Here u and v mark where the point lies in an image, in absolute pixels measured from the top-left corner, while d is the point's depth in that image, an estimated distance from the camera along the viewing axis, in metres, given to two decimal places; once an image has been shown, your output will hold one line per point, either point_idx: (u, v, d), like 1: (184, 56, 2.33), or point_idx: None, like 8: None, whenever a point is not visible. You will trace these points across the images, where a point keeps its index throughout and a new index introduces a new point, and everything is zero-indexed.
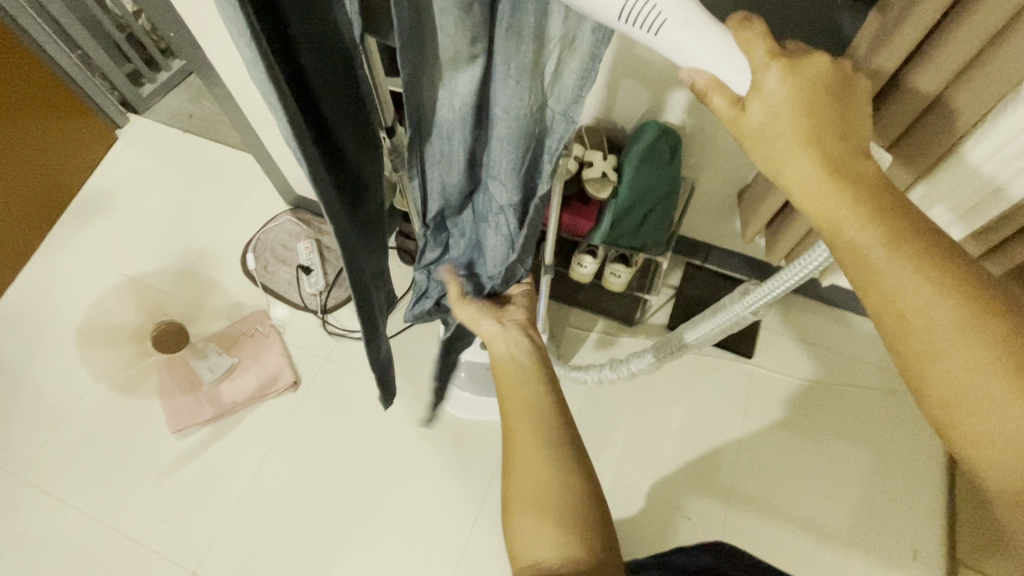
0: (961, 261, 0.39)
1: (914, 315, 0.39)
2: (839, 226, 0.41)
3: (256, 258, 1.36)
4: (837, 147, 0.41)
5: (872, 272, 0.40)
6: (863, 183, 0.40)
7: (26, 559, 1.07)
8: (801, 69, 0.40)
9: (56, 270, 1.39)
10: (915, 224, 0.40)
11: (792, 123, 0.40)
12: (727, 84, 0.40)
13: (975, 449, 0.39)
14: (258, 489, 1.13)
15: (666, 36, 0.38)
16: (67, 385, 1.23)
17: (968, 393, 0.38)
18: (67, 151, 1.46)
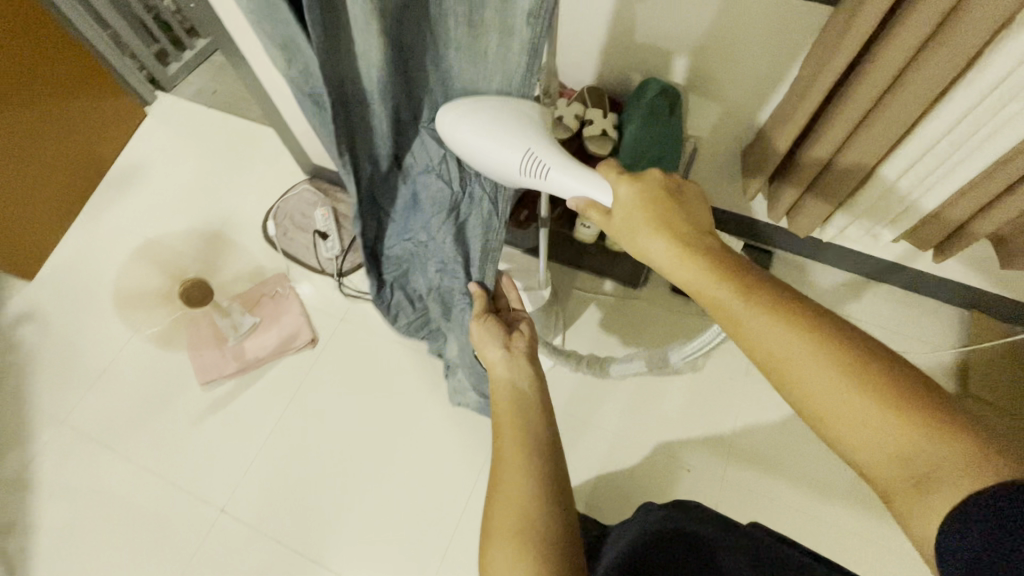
0: (806, 304, 0.47)
1: (788, 362, 0.45)
2: (702, 292, 0.51)
3: (276, 225, 1.42)
4: (683, 232, 0.54)
5: (735, 324, 0.48)
6: (712, 259, 0.51)
7: (67, 496, 1.17)
8: (642, 180, 0.58)
9: (94, 237, 1.49)
10: (754, 281, 0.49)
11: (639, 214, 0.56)
12: (596, 200, 0.60)
13: (855, 454, 0.43)
14: (278, 436, 1.21)
15: (552, 178, 0.61)
16: (103, 341, 1.33)
17: (837, 411, 0.42)
18: (101, 126, 1.56)
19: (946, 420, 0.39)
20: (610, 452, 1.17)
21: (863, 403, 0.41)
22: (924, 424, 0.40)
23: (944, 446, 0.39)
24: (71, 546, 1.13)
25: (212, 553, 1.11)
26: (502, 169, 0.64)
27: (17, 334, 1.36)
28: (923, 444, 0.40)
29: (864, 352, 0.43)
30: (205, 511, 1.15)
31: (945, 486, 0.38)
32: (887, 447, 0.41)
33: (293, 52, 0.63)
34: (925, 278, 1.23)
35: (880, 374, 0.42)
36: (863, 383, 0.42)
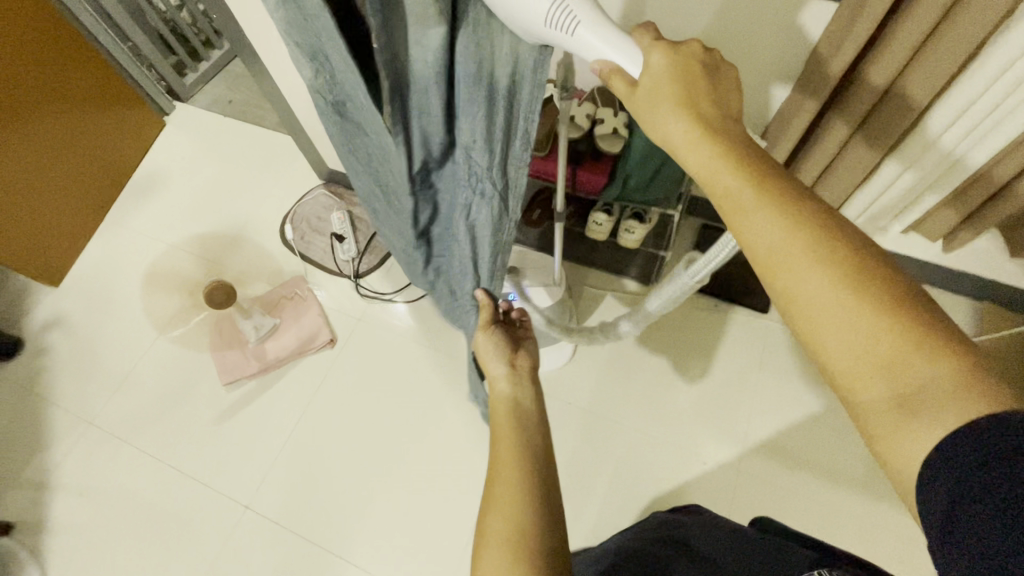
0: (817, 205, 0.43)
1: (778, 252, 0.42)
2: (711, 178, 0.46)
3: (294, 229, 1.46)
4: (707, 112, 0.48)
5: (740, 217, 0.44)
6: (731, 142, 0.46)
7: (96, 494, 1.21)
8: (678, 52, 0.48)
9: (118, 244, 1.53)
10: (770, 172, 0.45)
11: (655, 93, 0.48)
12: (625, 69, 0.49)
13: (838, 368, 0.41)
14: (300, 433, 1.23)
15: (581, 38, 0.47)
16: (128, 343, 1.37)
17: (828, 321, 0.40)
18: (124, 135, 1.60)
19: (945, 341, 0.37)
20: (627, 446, 1.18)
21: (859, 317, 0.39)
22: (921, 343, 0.37)
23: (937, 367, 0.37)
24: (102, 544, 1.16)
25: (239, 548, 1.14)
26: (520, 17, 0.47)
27: (45, 338, 1.40)
28: (907, 356, 0.38)
29: (869, 262, 0.40)
30: (231, 508, 1.17)
31: (930, 406, 0.37)
32: (876, 362, 0.39)
33: (319, 61, 0.59)
34: (936, 269, 1.24)
35: (884, 287, 0.39)
36: (865, 295, 0.39)
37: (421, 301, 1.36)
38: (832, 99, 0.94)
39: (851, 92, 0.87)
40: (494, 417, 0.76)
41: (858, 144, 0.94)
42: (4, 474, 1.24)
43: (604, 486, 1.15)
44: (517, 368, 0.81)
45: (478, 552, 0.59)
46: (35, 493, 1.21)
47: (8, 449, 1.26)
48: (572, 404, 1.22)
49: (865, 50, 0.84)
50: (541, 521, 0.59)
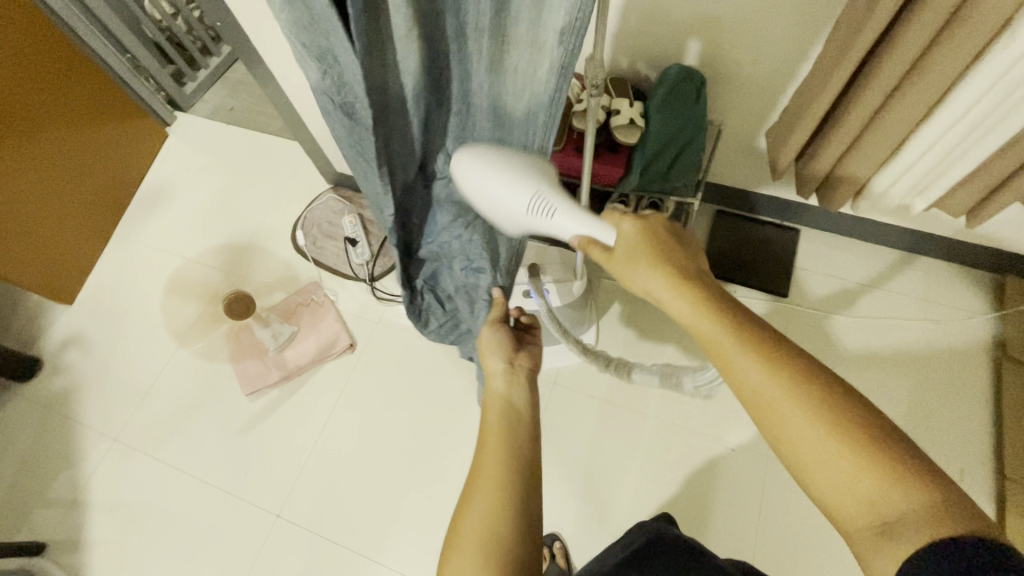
0: (794, 348, 0.46)
1: (761, 397, 0.44)
2: (692, 323, 0.49)
3: (305, 234, 1.45)
4: (681, 263, 0.52)
5: (722, 357, 0.47)
6: (704, 290, 0.50)
7: (124, 511, 1.21)
8: (646, 224, 0.56)
9: (129, 258, 1.52)
10: (747, 317, 0.48)
11: (630, 251, 0.54)
12: (597, 237, 0.58)
13: (827, 498, 0.42)
14: (326, 439, 1.23)
15: (558, 221, 0.60)
16: (147, 358, 1.36)
17: (812, 456, 0.42)
18: (127, 149, 1.59)
19: (922, 473, 0.38)
20: (656, 437, 1.17)
21: (837, 450, 0.41)
22: (898, 477, 0.39)
23: (912, 499, 0.38)
24: (132, 560, 1.16)
25: (272, 557, 1.14)
26: (505, 210, 0.62)
27: (63, 357, 1.39)
28: (891, 497, 0.38)
29: (843, 400, 0.42)
30: (261, 517, 1.17)
31: (910, 533, 0.37)
32: (857, 493, 0.40)
33: (327, 62, 0.59)
34: (954, 244, 1.23)
35: (860, 421, 0.41)
36: (841, 430, 0.41)
37: None
38: (827, 118, 0.96)
39: (845, 109, 0.89)
40: (485, 415, 0.70)
41: (861, 151, 0.94)
42: (32, 495, 1.24)
43: (635, 479, 1.14)
44: (518, 368, 0.75)
45: (446, 560, 0.57)
46: (65, 512, 1.21)
47: (34, 469, 1.26)
48: (598, 398, 1.22)
49: (848, 83, 0.88)
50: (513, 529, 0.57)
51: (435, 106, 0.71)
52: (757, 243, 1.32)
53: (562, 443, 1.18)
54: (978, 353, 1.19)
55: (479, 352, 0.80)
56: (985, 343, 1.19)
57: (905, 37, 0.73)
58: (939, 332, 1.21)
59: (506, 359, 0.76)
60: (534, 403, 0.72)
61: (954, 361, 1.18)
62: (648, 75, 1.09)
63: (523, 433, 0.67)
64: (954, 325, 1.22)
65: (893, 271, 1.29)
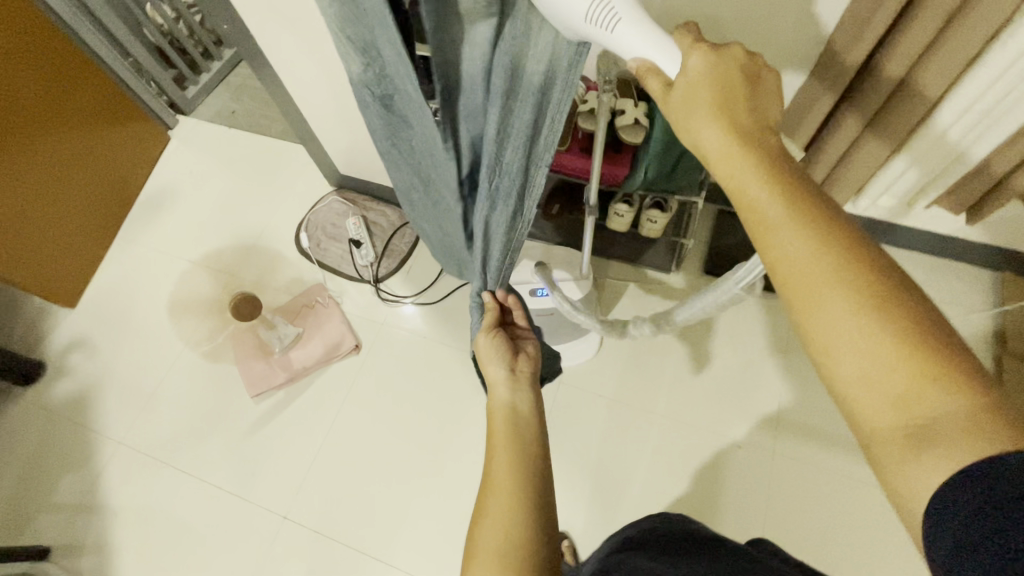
0: (847, 227, 0.43)
1: (800, 269, 0.42)
2: (738, 185, 0.46)
3: (309, 236, 1.45)
4: (743, 121, 0.47)
5: (765, 233, 0.44)
6: (763, 150, 0.46)
7: (131, 514, 1.20)
8: (720, 54, 0.48)
9: (132, 261, 1.52)
10: (804, 192, 0.44)
11: (690, 95, 0.48)
12: (661, 68, 0.49)
13: (848, 390, 0.41)
14: (332, 440, 1.23)
15: (620, 35, 0.48)
16: (152, 361, 1.36)
17: (844, 339, 0.40)
18: (128, 153, 1.59)
19: (962, 367, 0.37)
20: (662, 435, 1.17)
21: (875, 338, 0.39)
22: (938, 369, 0.37)
23: (947, 394, 0.37)
24: (139, 562, 1.15)
25: (280, 558, 1.14)
26: (560, 13, 0.47)
27: (67, 361, 1.39)
28: (924, 389, 0.37)
29: (893, 288, 0.40)
30: (268, 519, 1.17)
31: (939, 430, 0.36)
32: (888, 385, 0.39)
33: (370, 55, 0.59)
34: (954, 241, 1.25)
35: (904, 309, 0.39)
36: (883, 318, 0.39)
37: (443, 302, 1.36)
38: (833, 111, 0.98)
39: (857, 95, 0.90)
40: (491, 424, 0.71)
41: (869, 142, 0.96)
42: (36, 499, 1.23)
43: (642, 477, 1.14)
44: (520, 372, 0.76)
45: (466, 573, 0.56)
46: (70, 515, 1.21)
47: (39, 473, 1.26)
48: (603, 396, 1.22)
49: (860, 71, 0.89)
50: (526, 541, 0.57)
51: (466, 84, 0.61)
52: None
53: (568, 441, 1.19)
54: (978, 348, 1.20)
55: (477, 362, 0.80)
56: (985, 338, 1.21)
57: (921, 19, 0.75)
58: None
59: (507, 364, 0.77)
60: (539, 413, 0.74)
61: None
62: None
63: (529, 442, 0.68)
64: (954, 320, 1.23)
65: None
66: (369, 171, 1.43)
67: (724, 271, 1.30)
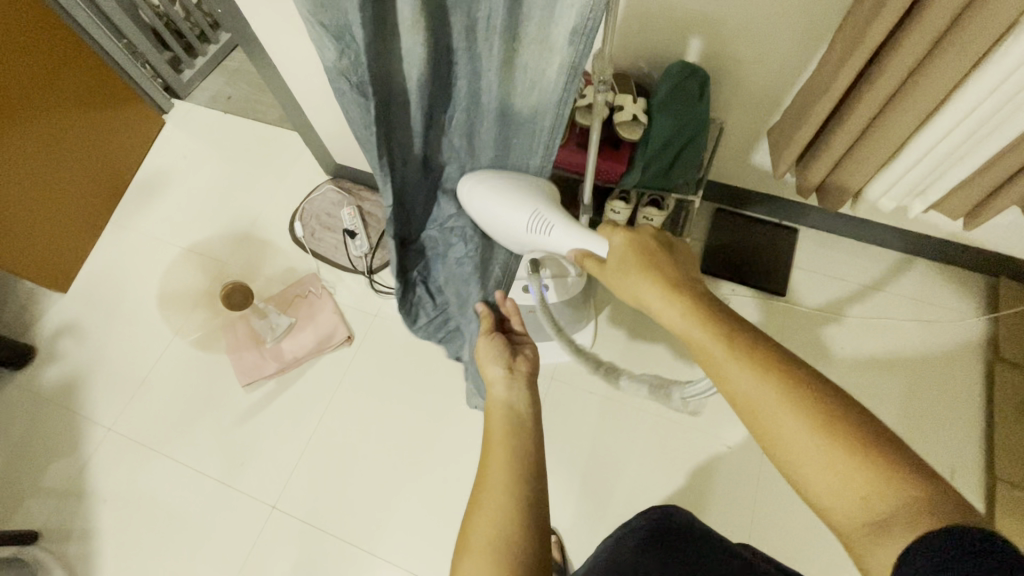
0: (785, 356, 0.47)
1: (751, 398, 0.46)
2: (683, 329, 0.53)
3: (303, 225, 1.44)
4: (673, 277, 0.57)
5: (714, 368, 0.49)
6: (697, 300, 0.54)
7: (119, 499, 1.20)
8: (636, 234, 0.63)
9: (125, 246, 1.51)
10: (739, 329, 0.50)
11: (627, 264, 0.61)
12: (592, 252, 0.70)
13: (821, 502, 0.42)
14: (323, 431, 1.23)
15: (554, 235, 0.77)
16: (143, 347, 1.35)
17: (803, 460, 0.43)
18: (120, 138, 1.57)
19: (910, 474, 0.39)
20: (653, 433, 1.17)
21: (828, 454, 0.42)
22: (887, 476, 0.39)
23: (901, 498, 0.38)
24: (127, 547, 1.16)
25: (268, 548, 1.14)
26: (511, 225, 0.83)
27: (58, 345, 1.38)
28: (885, 497, 0.39)
29: (833, 405, 0.43)
30: (258, 509, 1.17)
31: (899, 529, 0.37)
32: (848, 490, 0.40)
33: (345, 41, 0.69)
34: (951, 245, 1.24)
35: (849, 424, 0.42)
36: (829, 434, 0.42)
37: None
38: (835, 110, 0.96)
39: (857, 95, 0.89)
40: (486, 418, 0.72)
41: (869, 143, 0.95)
42: (24, 483, 1.23)
43: (632, 474, 1.14)
44: (518, 372, 0.78)
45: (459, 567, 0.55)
46: (59, 499, 1.21)
47: (28, 457, 1.25)
48: (596, 393, 1.22)
49: (863, 69, 0.88)
50: (521, 528, 0.57)
51: (439, 100, 0.83)
52: (755, 241, 1.33)
53: (559, 437, 1.19)
54: (971, 354, 1.20)
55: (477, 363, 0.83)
56: (979, 343, 1.21)
57: (925, 20, 0.73)
58: (934, 332, 1.23)
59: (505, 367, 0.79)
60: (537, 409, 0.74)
61: (948, 361, 1.20)
62: (652, 71, 1.09)
63: (526, 439, 0.68)
64: (949, 325, 1.23)
65: (890, 271, 1.30)
66: (365, 161, 1.42)
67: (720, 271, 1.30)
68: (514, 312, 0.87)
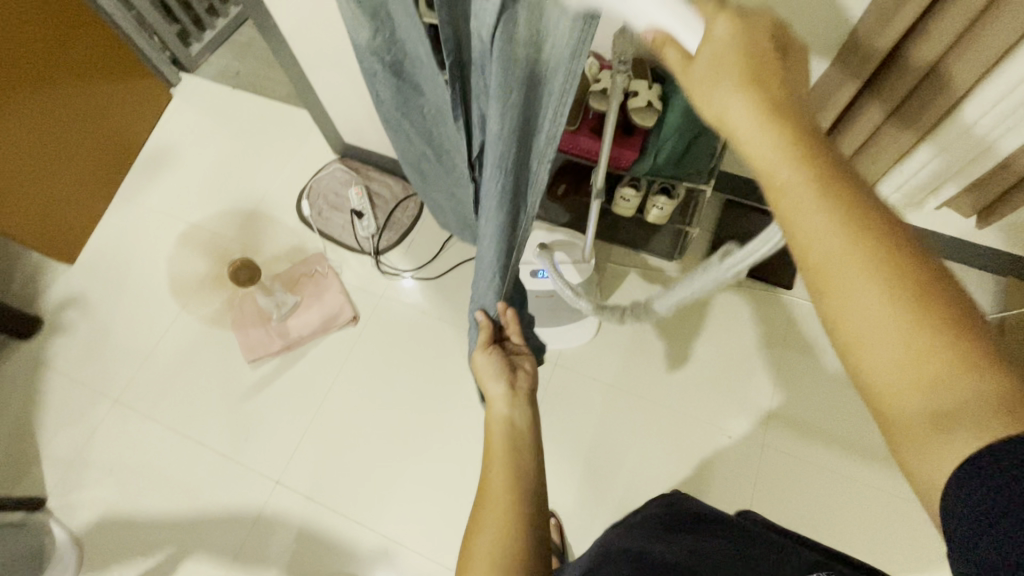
0: (881, 206, 0.38)
1: (827, 255, 0.37)
2: (766, 162, 0.40)
3: (311, 204, 1.44)
4: (772, 95, 0.42)
5: (789, 212, 0.39)
6: (797, 129, 0.40)
7: (125, 469, 1.22)
8: (747, 20, 0.43)
9: (132, 220, 1.51)
10: (834, 164, 0.39)
11: (714, 64, 0.43)
12: (675, 33, 0.44)
13: (874, 380, 0.36)
14: (327, 409, 1.24)
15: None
16: (149, 321, 1.36)
17: (873, 336, 0.36)
18: (125, 110, 1.55)
19: (993, 364, 0.33)
20: (654, 422, 1.18)
21: (904, 330, 0.35)
22: (966, 363, 0.33)
23: (977, 389, 0.32)
24: (133, 517, 1.17)
25: (270, 522, 1.15)
26: None
27: (63, 316, 1.39)
28: (954, 379, 0.33)
29: (925, 272, 0.35)
30: (261, 483, 1.19)
31: (967, 432, 0.32)
32: (912, 371, 0.34)
33: (380, 20, 0.56)
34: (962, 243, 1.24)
35: (943, 300, 0.34)
36: (914, 307, 0.35)
37: (442, 278, 1.35)
38: (843, 113, 0.97)
39: (869, 98, 0.91)
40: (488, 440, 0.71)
41: (879, 145, 0.96)
42: (30, 451, 1.24)
43: (632, 461, 1.15)
44: (517, 389, 0.75)
45: None
46: (66, 468, 1.22)
47: (34, 425, 1.27)
48: (599, 380, 1.23)
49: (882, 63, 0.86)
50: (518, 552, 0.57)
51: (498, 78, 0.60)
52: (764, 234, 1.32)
53: (561, 422, 1.20)
54: None
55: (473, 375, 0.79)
56: None
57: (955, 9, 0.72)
58: None
59: (505, 380, 0.76)
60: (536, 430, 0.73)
61: None
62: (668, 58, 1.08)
63: (524, 459, 0.68)
64: None
65: None
66: (374, 142, 1.41)
67: None
68: (512, 321, 0.82)
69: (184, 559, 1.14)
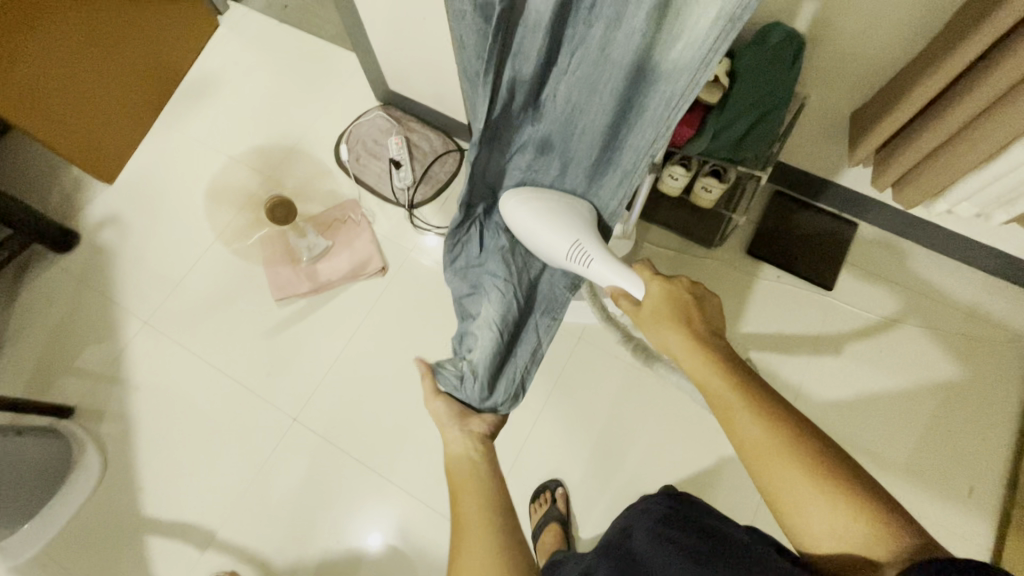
0: (788, 408, 0.54)
1: (757, 451, 0.52)
2: (703, 377, 0.58)
3: (349, 149, 1.42)
4: (697, 331, 0.62)
5: (727, 414, 0.55)
6: (716, 353, 0.59)
7: (149, 389, 1.25)
8: (670, 282, 0.68)
9: (171, 145, 1.51)
10: (746, 375, 0.57)
11: (656, 312, 0.66)
12: (629, 291, 0.72)
13: (819, 546, 0.49)
14: (349, 355, 1.25)
15: (594, 268, 0.75)
16: (183, 249, 1.38)
17: (812, 518, 0.49)
18: (171, 37, 1.53)
19: (888, 516, 0.47)
20: (671, 406, 1.17)
21: (827, 499, 0.49)
22: (870, 516, 0.47)
23: (885, 542, 0.46)
24: (154, 435, 1.22)
25: (284, 456, 1.19)
26: (555, 250, 0.75)
27: (99, 235, 1.41)
28: (874, 543, 0.46)
29: (825, 452, 0.51)
30: (279, 420, 1.21)
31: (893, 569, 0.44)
32: (850, 539, 0.47)
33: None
34: (1020, 263, 1.18)
35: (848, 483, 0.49)
36: (824, 481, 0.49)
37: None
38: (929, 105, 0.92)
39: (949, 101, 0.87)
40: (454, 487, 0.68)
41: (955, 149, 0.91)
42: (62, 362, 1.28)
43: (645, 443, 1.15)
44: (472, 431, 0.77)
45: None
46: (92, 382, 1.26)
47: (65, 337, 1.30)
48: (622, 359, 1.22)
49: (970, 66, 0.83)
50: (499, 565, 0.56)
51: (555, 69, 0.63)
52: (811, 230, 1.28)
53: (578, 396, 1.19)
54: (1017, 378, 1.15)
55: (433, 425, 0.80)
56: None
57: None
58: (978, 350, 1.18)
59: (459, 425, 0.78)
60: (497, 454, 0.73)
61: (992, 384, 1.16)
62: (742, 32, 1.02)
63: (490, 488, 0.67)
64: (997, 345, 1.19)
65: (946, 282, 1.24)
66: (421, 91, 1.38)
67: (768, 256, 1.26)
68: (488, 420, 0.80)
69: (200, 482, 1.18)
